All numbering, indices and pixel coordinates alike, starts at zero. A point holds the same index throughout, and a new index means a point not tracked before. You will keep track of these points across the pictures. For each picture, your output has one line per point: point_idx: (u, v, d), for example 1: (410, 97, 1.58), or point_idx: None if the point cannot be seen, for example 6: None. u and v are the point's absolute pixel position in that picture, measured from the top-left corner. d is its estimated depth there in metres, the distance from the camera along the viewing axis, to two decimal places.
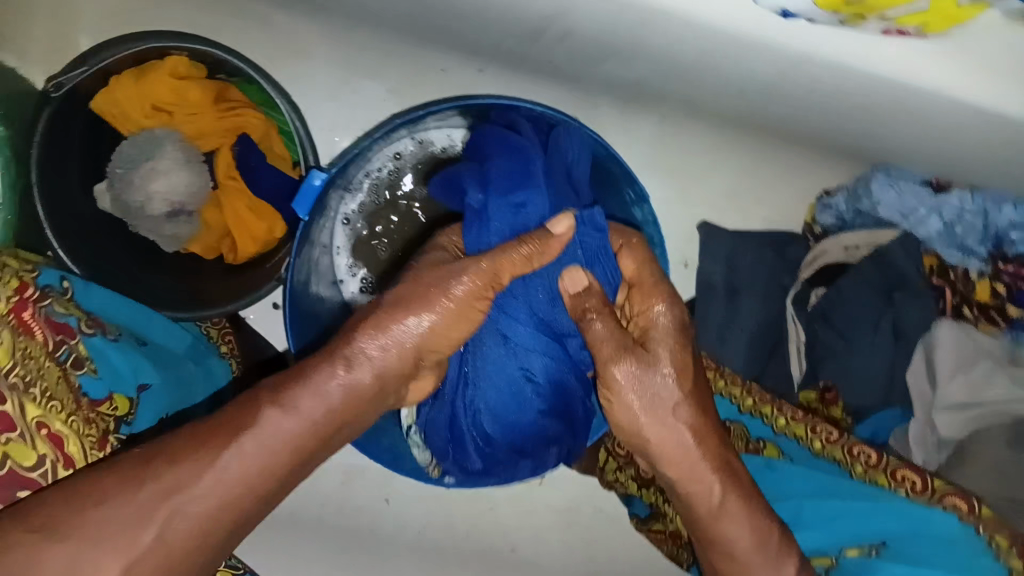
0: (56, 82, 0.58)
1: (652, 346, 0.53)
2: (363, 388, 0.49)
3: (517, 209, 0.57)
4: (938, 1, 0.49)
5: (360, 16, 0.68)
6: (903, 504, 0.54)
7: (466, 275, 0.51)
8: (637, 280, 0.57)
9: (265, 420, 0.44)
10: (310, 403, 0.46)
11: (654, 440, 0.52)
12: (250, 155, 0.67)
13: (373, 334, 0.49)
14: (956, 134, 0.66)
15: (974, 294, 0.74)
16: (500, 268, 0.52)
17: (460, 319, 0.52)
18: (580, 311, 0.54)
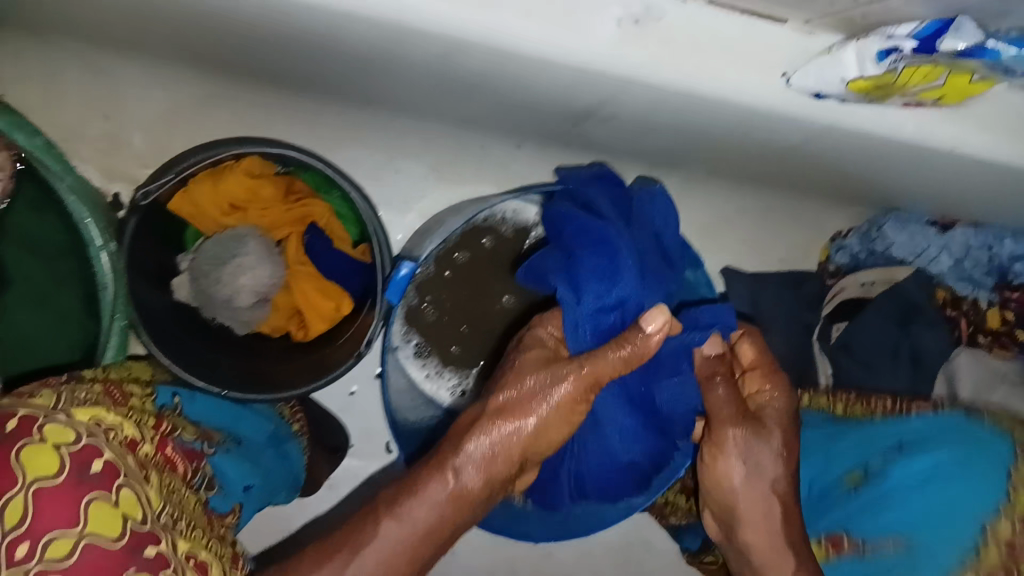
0: (143, 193, 0.61)
1: (769, 424, 0.57)
2: (473, 494, 0.48)
3: (615, 305, 0.53)
4: (953, 80, 0.56)
5: (406, 106, 0.72)
6: (917, 420, 0.63)
7: (565, 379, 0.49)
8: (755, 365, 0.59)
9: (382, 532, 0.45)
10: (422, 514, 0.46)
11: (738, 500, 0.57)
12: (317, 239, 0.72)
13: (477, 437, 0.48)
14: (966, 182, 0.72)
15: (985, 322, 0.80)
16: (599, 371, 0.49)
17: (563, 416, 0.50)
18: (706, 374, 0.59)
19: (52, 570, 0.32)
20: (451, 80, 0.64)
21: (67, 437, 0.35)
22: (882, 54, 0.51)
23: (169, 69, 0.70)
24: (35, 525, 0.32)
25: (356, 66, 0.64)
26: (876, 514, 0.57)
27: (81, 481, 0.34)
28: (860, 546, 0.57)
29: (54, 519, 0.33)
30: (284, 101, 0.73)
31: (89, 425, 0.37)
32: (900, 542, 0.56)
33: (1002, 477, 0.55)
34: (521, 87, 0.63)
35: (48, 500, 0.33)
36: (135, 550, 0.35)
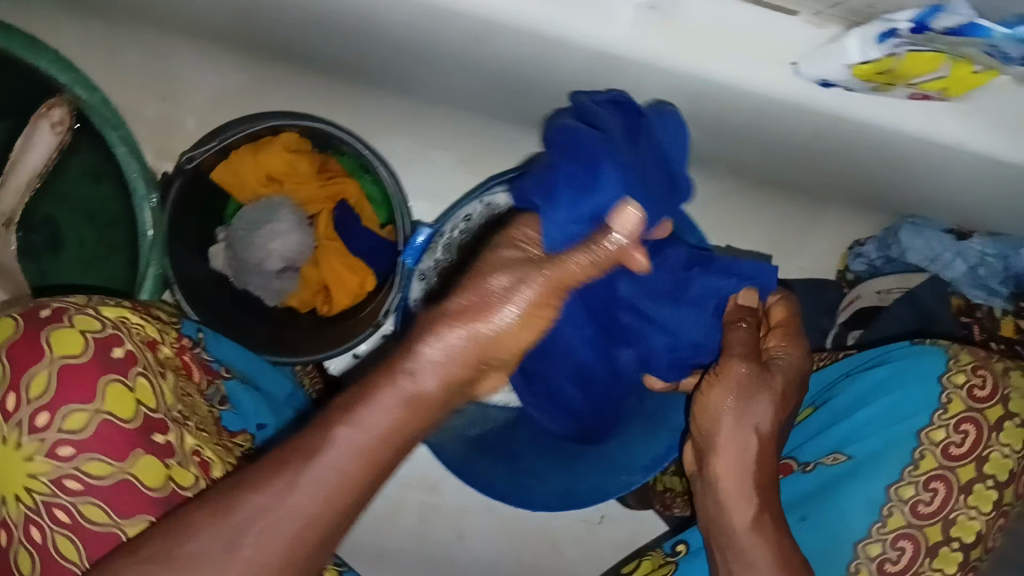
0: (188, 157, 0.66)
1: (774, 371, 0.59)
2: (430, 396, 0.45)
3: (591, 211, 0.52)
4: (957, 70, 0.58)
5: (440, 97, 0.75)
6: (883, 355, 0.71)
7: (523, 287, 0.46)
8: (781, 324, 0.62)
9: (336, 437, 0.43)
10: (378, 418, 0.44)
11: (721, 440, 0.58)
12: (350, 219, 0.75)
13: (429, 340, 0.45)
14: (982, 186, 0.73)
15: (1000, 330, 0.80)
16: (562, 279, 0.47)
17: (527, 325, 0.47)
18: (735, 318, 0.62)
19: (67, 438, 0.41)
20: (482, 68, 0.67)
21: (95, 327, 0.44)
22: (883, 36, 0.54)
23: (220, 53, 0.75)
24: (55, 398, 0.41)
25: (394, 53, 0.67)
26: (822, 437, 0.69)
27: (105, 362, 0.43)
28: (804, 464, 0.69)
29: (70, 394, 0.42)
30: (326, 89, 0.77)
31: (116, 322, 0.46)
32: (842, 455, 0.67)
33: (934, 382, 0.65)
34: (548, 75, 0.67)
35: (71, 375, 0.42)
36: (145, 434, 0.44)
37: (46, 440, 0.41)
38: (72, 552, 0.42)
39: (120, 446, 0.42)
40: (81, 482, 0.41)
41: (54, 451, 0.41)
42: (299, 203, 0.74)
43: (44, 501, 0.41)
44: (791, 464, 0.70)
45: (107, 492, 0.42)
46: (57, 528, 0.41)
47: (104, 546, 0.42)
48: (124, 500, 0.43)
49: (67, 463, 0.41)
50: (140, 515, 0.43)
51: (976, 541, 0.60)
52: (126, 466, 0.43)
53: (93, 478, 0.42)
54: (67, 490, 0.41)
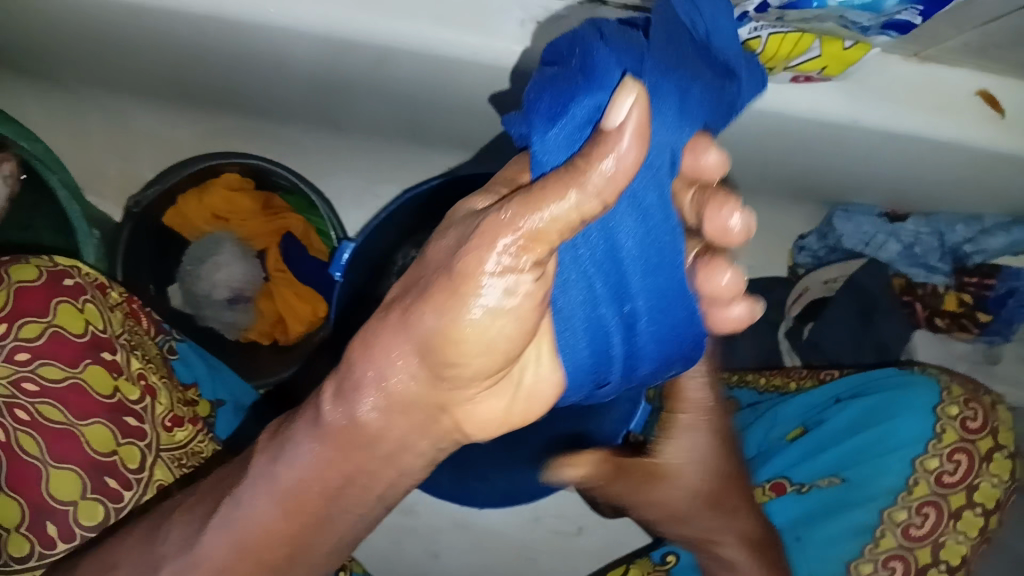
0: (134, 200, 0.72)
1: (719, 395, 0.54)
2: (403, 395, 0.40)
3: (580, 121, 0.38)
4: (828, 48, 0.61)
5: (372, 131, 0.81)
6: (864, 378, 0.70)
7: (486, 257, 0.35)
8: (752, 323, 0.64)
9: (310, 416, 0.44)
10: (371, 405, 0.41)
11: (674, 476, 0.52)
12: (295, 249, 0.80)
13: (393, 325, 0.38)
14: (894, 163, 0.75)
15: (942, 305, 0.82)
16: (538, 231, 0.34)
17: (516, 316, 0.37)
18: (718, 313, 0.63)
19: (23, 345, 0.51)
20: (396, 96, 0.72)
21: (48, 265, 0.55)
22: (741, 20, 0.58)
23: (172, 110, 0.82)
24: (14, 313, 0.52)
25: (317, 90, 0.73)
26: (815, 459, 0.67)
27: (55, 289, 0.54)
28: (798, 486, 0.67)
29: (27, 310, 0.52)
30: (270, 133, 0.84)
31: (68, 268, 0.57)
32: (836, 479, 0.65)
33: (927, 412, 0.63)
34: (456, 97, 0.72)
35: (26, 295, 0.53)
36: (90, 349, 0.54)
37: (6, 346, 0.51)
38: (32, 447, 0.50)
39: (70, 354, 0.53)
40: (37, 384, 0.51)
41: (13, 356, 0.51)
42: (245, 236, 0.79)
43: (5, 402, 0.50)
44: (783, 484, 0.68)
45: (62, 392, 0.52)
46: (18, 425, 0.50)
47: (59, 440, 0.51)
48: (76, 402, 0.53)
49: (25, 367, 0.51)
50: (91, 416, 0.53)
51: (963, 565, 0.59)
52: (76, 371, 0.53)
53: (49, 380, 0.52)
54: (26, 391, 0.51)
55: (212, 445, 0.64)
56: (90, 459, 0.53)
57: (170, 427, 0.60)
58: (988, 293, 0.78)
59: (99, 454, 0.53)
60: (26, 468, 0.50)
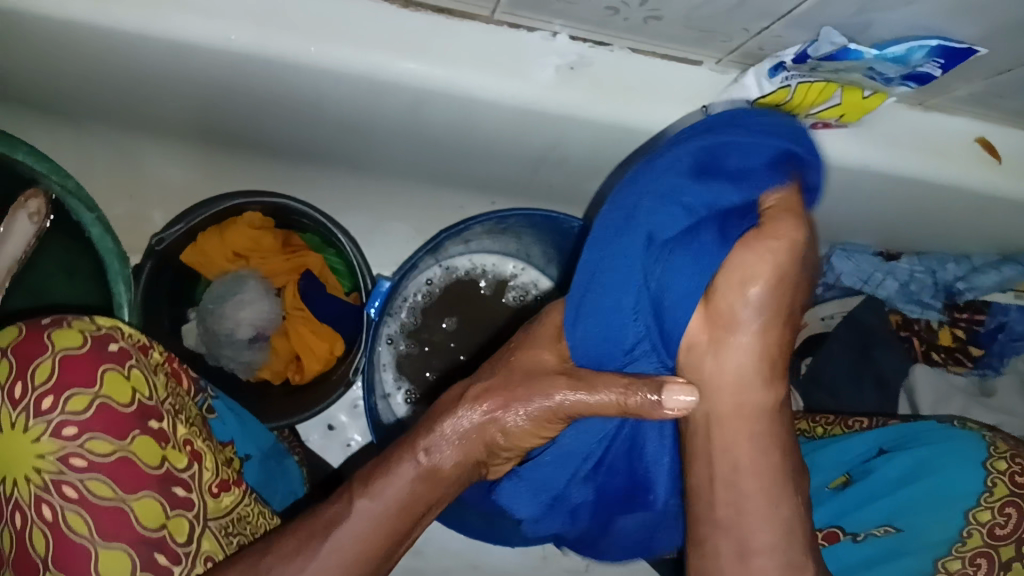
0: (158, 239, 0.72)
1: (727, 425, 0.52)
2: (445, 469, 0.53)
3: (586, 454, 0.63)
4: (848, 96, 0.64)
5: (390, 171, 0.82)
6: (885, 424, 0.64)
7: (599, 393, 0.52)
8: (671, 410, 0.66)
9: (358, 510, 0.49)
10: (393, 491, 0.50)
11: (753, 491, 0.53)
12: (313, 287, 0.79)
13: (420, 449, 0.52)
14: (892, 207, 0.80)
15: (938, 339, 0.87)
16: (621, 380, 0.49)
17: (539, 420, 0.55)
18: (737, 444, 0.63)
19: (71, 418, 0.44)
20: (422, 138, 0.74)
21: (91, 327, 0.47)
22: (773, 70, 0.62)
23: (186, 149, 0.81)
24: (59, 383, 0.44)
25: (347, 130, 0.74)
26: (868, 506, 0.59)
27: (102, 353, 0.46)
28: (852, 534, 0.59)
29: (72, 378, 0.45)
30: (286, 172, 0.84)
31: (109, 326, 0.49)
32: (891, 528, 0.58)
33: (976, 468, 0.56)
34: (482, 140, 0.73)
35: (72, 362, 0.45)
36: (140, 418, 0.47)
37: (52, 421, 0.43)
38: (81, 526, 0.43)
39: (120, 426, 0.46)
40: (86, 459, 0.44)
41: (59, 431, 0.43)
42: (266, 275, 0.78)
43: (52, 479, 0.43)
44: (834, 532, 0.60)
45: (112, 467, 0.45)
46: (65, 503, 0.43)
47: (108, 519, 0.44)
48: (128, 475, 0.45)
49: (73, 442, 0.44)
50: (143, 489, 0.46)
51: None
52: (125, 444, 0.46)
53: (98, 455, 0.44)
54: (74, 467, 0.44)
55: (258, 509, 0.56)
56: (142, 535, 0.45)
57: (217, 492, 0.51)
58: (978, 327, 0.86)
59: (149, 530, 0.45)
60: (75, 548, 0.43)
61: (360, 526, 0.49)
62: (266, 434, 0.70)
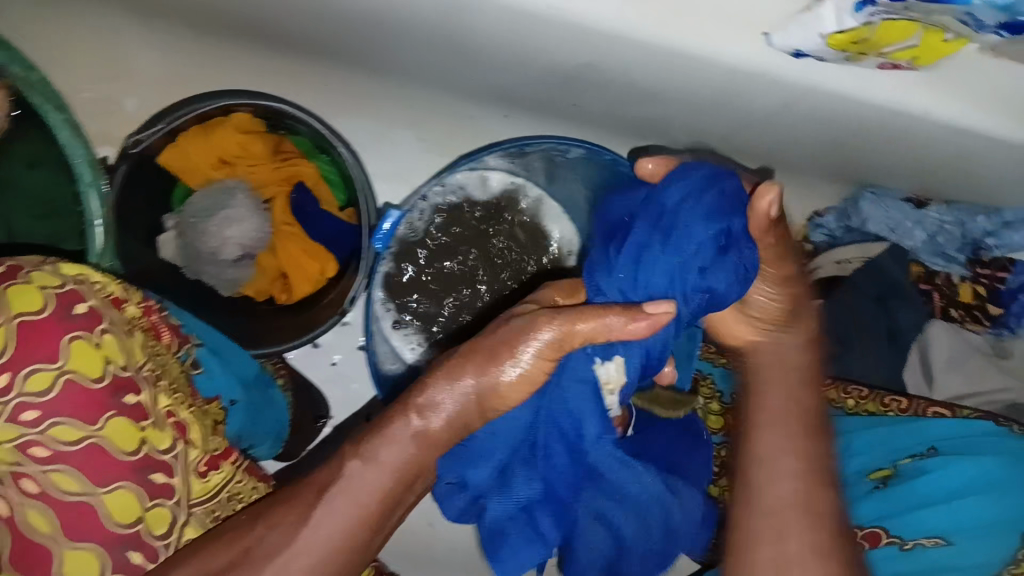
0: (134, 141, 0.65)
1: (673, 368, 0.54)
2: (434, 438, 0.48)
3: None
4: (927, 39, 0.57)
5: (396, 73, 0.73)
6: (948, 419, 0.59)
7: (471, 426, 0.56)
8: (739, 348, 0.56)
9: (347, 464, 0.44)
10: (390, 456, 0.47)
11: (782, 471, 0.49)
12: (308, 202, 0.73)
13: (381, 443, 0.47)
14: (938, 154, 0.74)
15: (958, 296, 0.83)
16: None
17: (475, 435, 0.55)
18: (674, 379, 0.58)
19: (31, 401, 0.38)
20: (439, 39, 0.65)
21: (54, 281, 0.41)
22: (859, 5, 0.52)
23: (161, 28, 0.72)
24: (15, 358, 0.38)
25: (349, 24, 0.65)
26: (919, 512, 0.53)
27: (66, 319, 0.40)
28: (898, 539, 0.53)
29: (32, 352, 0.38)
30: (274, 65, 0.74)
31: (76, 277, 0.42)
32: (943, 540, 0.51)
33: None
34: (507, 49, 0.65)
35: (30, 330, 0.39)
36: (113, 393, 0.40)
37: (9, 404, 0.38)
38: (43, 524, 0.38)
39: (89, 408, 0.39)
40: (49, 449, 0.38)
41: (17, 416, 0.38)
42: (255, 185, 0.72)
43: (10, 472, 0.38)
44: (878, 533, 0.53)
45: (79, 458, 0.39)
46: (25, 499, 0.38)
47: (75, 518, 0.39)
48: (96, 466, 0.39)
49: (34, 430, 0.38)
50: (115, 481, 0.40)
51: None
52: (96, 429, 0.40)
53: (62, 444, 0.39)
54: (35, 458, 0.38)
55: (251, 482, 0.50)
56: (112, 534, 0.40)
57: (205, 472, 0.46)
58: (1000, 285, 0.82)
59: (122, 528, 0.40)
60: (35, 552, 0.38)
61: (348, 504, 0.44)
62: (249, 366, 0.62)
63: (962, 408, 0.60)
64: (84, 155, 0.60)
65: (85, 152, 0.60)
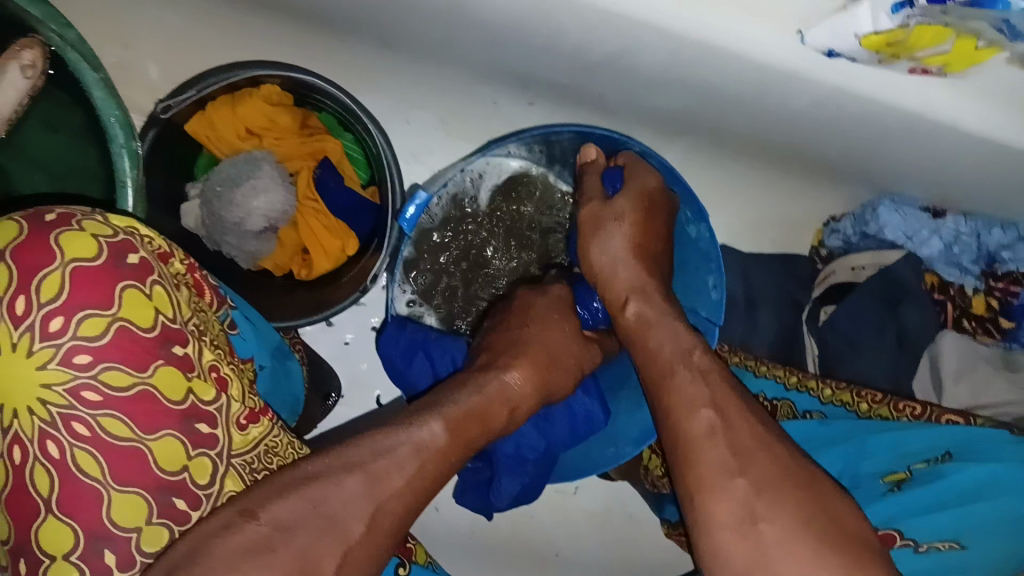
0: (165, 107, 0.65)
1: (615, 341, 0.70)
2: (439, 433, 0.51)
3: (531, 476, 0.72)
4: (960, 45, 0.57)
5: (424, 54, 0.73)
6: (960, 427, 0.59)
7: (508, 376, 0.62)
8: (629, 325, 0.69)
9: None
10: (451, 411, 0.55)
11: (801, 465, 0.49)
12: (331, 175, 0.73)
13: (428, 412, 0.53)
14: (960, 163, 0.74)
15: (971, 307, 0.84)
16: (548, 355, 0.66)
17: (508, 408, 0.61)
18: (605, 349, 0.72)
19: (83, 345, 0.38)
20: (472, 21, 0.65)
21: (106, 230, 0.40)
22: (897, 6, 0.53)
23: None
24: (68, 302, 0.38)
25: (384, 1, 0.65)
26: (932, 516, 0.53)
27: (120, 267, 0.40)
28: (913, 541, 0.53)
29: (85, 297, 0.39)
30: (304, 40, 0.74)
31: (125, 228, 0.42)
32: (957, 544, 0.51)
33: None
34: (540, 34, 0.65)
35: (84, 277, 0.39)
36: (163, 344, 0.41)
37: (62, 347, 0.38)
38: (92, 466, 0.39)
39: (141, 355, 0.40)
40: (99, 393, 0.39)
41: (69, 359, 0.38)
42: (279, 158, 0.72)
43: (61, 414, 0.38)
44: (891, 534, 0.53)
45: (128, 404, 0.39)
46: (75, 441, 0.38)
47: (123, 461, 0.39)
48: (145, 413, 0.40)
49: (85, 373, 0.38)
50: (162, 428, 0.40)
51: None
52: (146, 376, 0.40)
53: (113, 390, 0.39)
54: (86, 402, 0.38)
55: (286, 440, 0.50)
56: (158, 479, 0.41)
57: (245, 425, 0.45)
58: (1013, 299, 0.82)
59: (167, 475, 0.41)
60: (84, 492, 0.39)
61: None
62: (271, 335, 0.62)
63: (977, 417, 0.62)
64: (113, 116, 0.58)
65: (115, 112, 0.58)
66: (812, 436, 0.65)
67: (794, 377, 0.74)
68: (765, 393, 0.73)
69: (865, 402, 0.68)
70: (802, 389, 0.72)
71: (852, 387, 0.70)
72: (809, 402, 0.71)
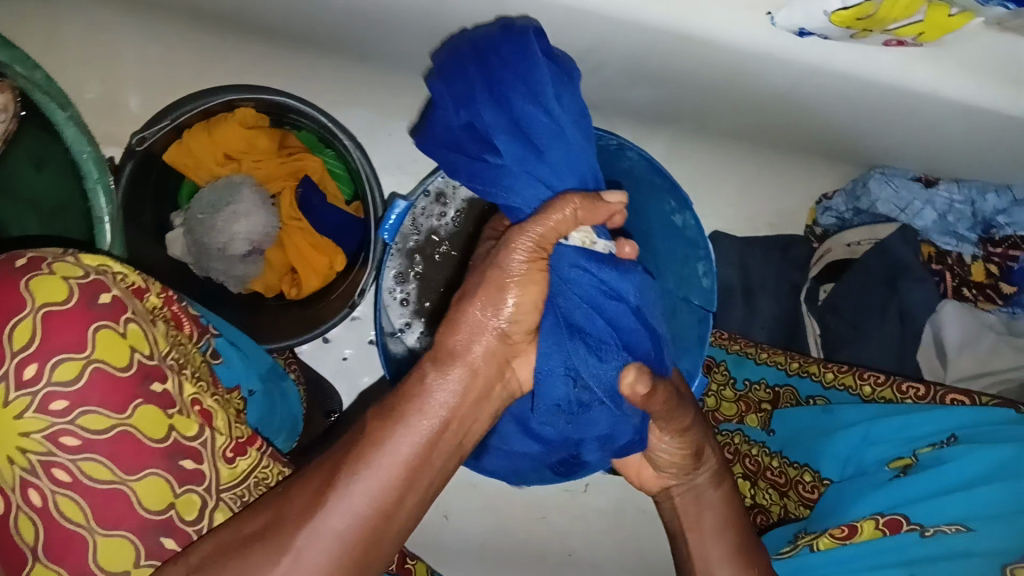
0: (139, 138, 0.64)
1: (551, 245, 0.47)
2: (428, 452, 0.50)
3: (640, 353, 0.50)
4: (933, 14, 0.56)
5: (399, 65, 0.73)
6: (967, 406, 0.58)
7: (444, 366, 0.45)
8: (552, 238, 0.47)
9: (373, 437, 0.43)
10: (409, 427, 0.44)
11: None
12: (313, 194, 0.73)
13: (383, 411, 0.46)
14: (946, 132, 0.73)
15: (971, 275, 0.82)
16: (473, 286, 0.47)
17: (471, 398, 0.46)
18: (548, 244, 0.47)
19: (60, 391, 0.38)
20: (443, 29, 0.65)
21: (77, 272, 0.40)
22: None
23: (165, 25, 0.72)
24: (42, 347, 0.38)
25: (353, 16, 0.65)
26: (938, 500, 0.52)
27: (92, 308, 0.40)
28: (918, 526, 0.52)
29: (60, 342, 0.38)
30: (279, 60, 0.75)
31: (97, 267, 0.42)
32: (963, 527, 0.50)
33: None
34: None
35: (56, 321, 0.38)
36: (141, 382, 0.41)
37: (37, 395, 0.38)
38: (76, 512, 0.39)
39: (119, 397, 0.40)
40: (79, 437, 0.39)
41: (46, 406, 0.38)
42: (260, 180, 0.72)
43: (40, 460, 0.38)
44: (897, 520, 0.53)
45: (109, 446, 0.39)
46: (57, 488, 0.38)
47: (108, 504, 0.39)
48: (128, 453, 0.40)
49: (63, 419, 0.38)
50: (146, 468, 0.40)
51: None
52: (125, 417, 0.40)
53: (93, 433, 0.39)
54: (65, 447, 0.38)
55: (277, 467, 0.50)
56: (145, 520, 0.41)
57: (232, 458, 0.45)
58: (1013, 263, 0.79)
59: (152, 514, 0.41)
60: (71, 538, 0.39)
61: (362, 505, 0.42)
62: (263, 360, 0.62)
63: (983, 395, 0.60)
64: (87, 153, 0.60)
65: (88, 149, 0.60)
66: (816, 426, 0.65)
67: (796, 363, 0.74)
68: (767, 380, 0.75)
69: (867, 384, 0.66)
70: (803, 374, 0.72)
71: (856, 369, 0.69)
72: (812, 388, 0.70)
